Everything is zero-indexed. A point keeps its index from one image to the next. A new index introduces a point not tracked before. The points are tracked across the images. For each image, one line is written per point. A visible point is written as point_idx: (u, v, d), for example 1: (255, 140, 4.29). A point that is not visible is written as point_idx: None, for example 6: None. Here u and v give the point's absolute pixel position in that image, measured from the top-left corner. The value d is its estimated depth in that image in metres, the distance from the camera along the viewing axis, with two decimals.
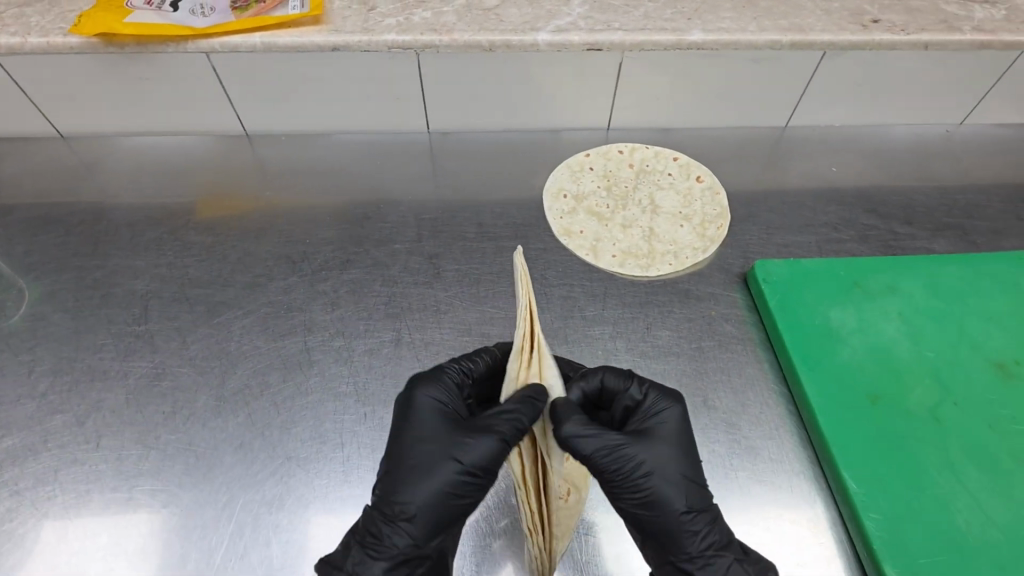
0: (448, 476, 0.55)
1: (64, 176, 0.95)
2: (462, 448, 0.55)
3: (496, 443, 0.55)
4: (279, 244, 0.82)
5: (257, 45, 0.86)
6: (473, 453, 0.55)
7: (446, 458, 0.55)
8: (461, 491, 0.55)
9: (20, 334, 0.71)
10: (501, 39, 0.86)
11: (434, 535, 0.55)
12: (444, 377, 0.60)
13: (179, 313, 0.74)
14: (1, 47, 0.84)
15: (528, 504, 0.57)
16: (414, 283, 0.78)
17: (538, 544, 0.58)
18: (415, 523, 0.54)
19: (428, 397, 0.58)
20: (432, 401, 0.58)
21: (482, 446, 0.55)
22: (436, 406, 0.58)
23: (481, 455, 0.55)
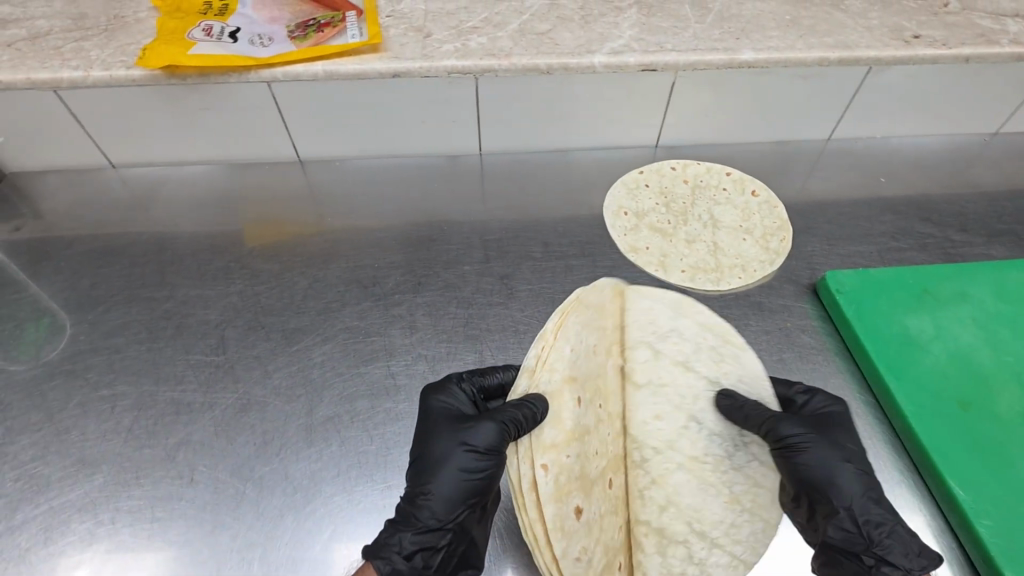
0: (456, 457, 0.60)
1: (118, 206, 0.95)
2: (474, 435, 0.60)
3: (493, 426, 0.59)
4: (348, 269, 0.82)
5: (319, 73, 0.86)
6: (478, 436, 0.59)
7: (455, 445, 0.60)
8: (467, 473, 0.59)
9: (96, 369, 0.71)
10: (559, 62, 0.87)
11: (456, 512, 0.58)
12: (454, 386, 0.65)
13: (257, 342, 0.74)
14: (62, 81, 0.83)
15: (531, 509, 0.54)
16: (490, 304, 0.79)
17: (540, 560, 0.54)
18: (435, 503, 0.58)
19: (439, 401, 0.64)
20: (443, 402, 0.64)
21: (482, 428, 0.59)
22: (444, 408, 0.63)
23: (486, 437, 0.59)
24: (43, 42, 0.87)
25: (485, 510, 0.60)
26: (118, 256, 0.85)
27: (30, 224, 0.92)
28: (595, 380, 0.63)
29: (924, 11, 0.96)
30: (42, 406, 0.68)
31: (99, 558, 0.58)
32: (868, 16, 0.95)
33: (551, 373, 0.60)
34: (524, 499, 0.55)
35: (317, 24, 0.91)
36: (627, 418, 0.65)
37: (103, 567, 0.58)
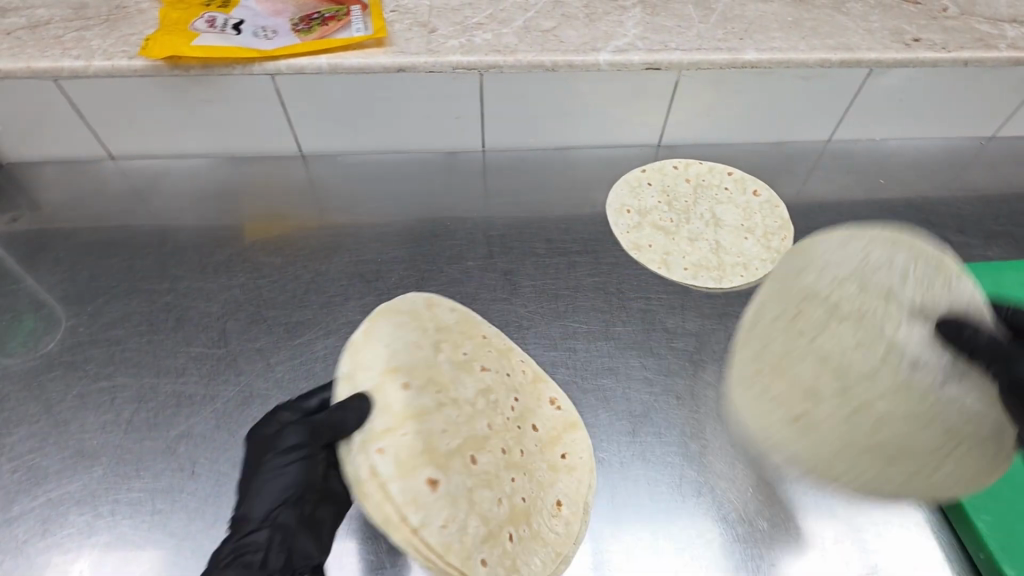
0: (270, 464, 0.57)
1: (118, 198, 0.94)
2: (293, 436, 0.57)
3: (302, 429, 0.57)
4: (351, 263, 0.82)
5: (323, 67, 0.85)
6: (283, 438, 0.58)
7: (274, 452, 0.58)
8: (280, 473, 0.57)
9: (96, 361, 0.70)
10: (564, 59, 0.88)
11: (273, 513, 0.56)
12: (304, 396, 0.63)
13: (259, 335, 0.73)
14: (64, 70, 0.82)
15: (375, 497, 0.50)
16: (493, 300, 0.79)
17: (399, 540, 0.50)
18: (256, 510, 0.56)
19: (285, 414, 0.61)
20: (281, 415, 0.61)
21: (290, 431, 0.57)
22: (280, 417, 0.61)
23: (289, 439, 0.57)
24: (44, 31, 0.86)
25: (304, 506, 0.57)
26: (118, 248, 0.85)
27: (27, 214, 0.91)
28: (426, 370, 0.59)
29: (924, 15, 0.97)
30: (41, 397, 0.67)
31: (97, 551, 0.58)
32: (869, 19, 0.96)
33: (370, 372, 0.56)
34: (372, 486, 0.50)
35: (321, 18, 0.90)
36: (495, 396, 0.63)
37: (102, 559, 0.57)
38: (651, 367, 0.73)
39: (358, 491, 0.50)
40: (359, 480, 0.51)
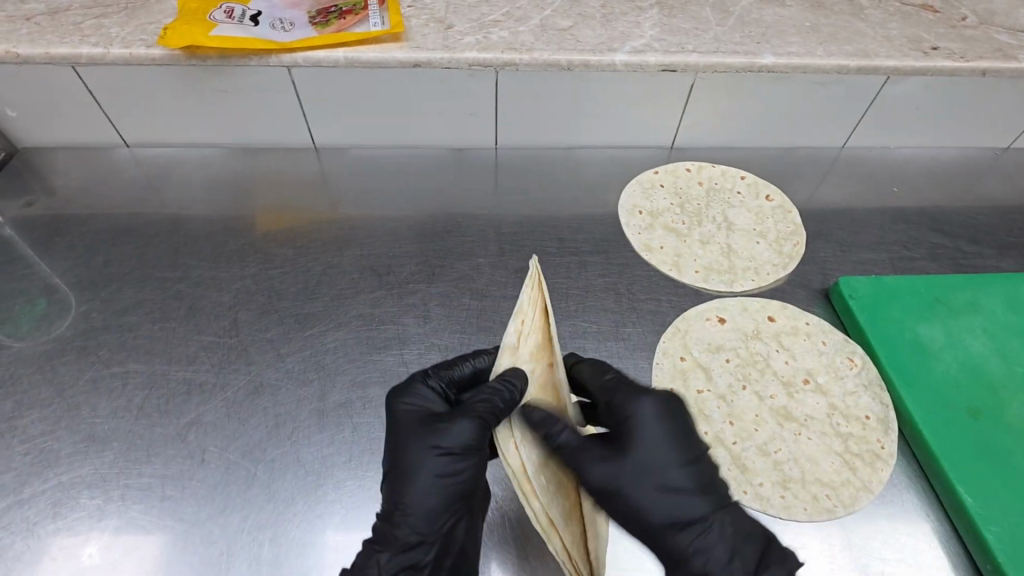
0: (431, 464, 0.57)
1: (133, 186, 0.94)
2: (441, 433, 0.57)
3: (473, 423, 0.57)
4: (362, 257, 0.82)
5: (340, 60, 0.85)
6: (448, 436, 0.57)
7: (427, 449, 0.57)
8: (442, 473, 0.57)
9: (108, 347, 0.71)
10: (580, 59, 0.88)
11: (443, 522, 0.57)
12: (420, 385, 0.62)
13: (270, 325, 0.73)
14: (82, 57, 0.83)
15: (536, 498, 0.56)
16: (503, 297, 0.79)
17: (554, 547, 0.55)
18: (416, 514, 0.56)
19: (406, 405, 0.60)
20: (408, 406, 0.60)
21: (456, 428, 0.57)
22: (409, 411, 0.60)
23: (461, 437, 0.57)
24: (64, 18, 0.86)
25: (471, 515, 0.58)
26: (131, 235, 0.85)
27: (42, 200, 0.91)
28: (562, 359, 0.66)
29: (943, 23, 0.97)
30: (54, 381, 0.68)
31: (106, 536, 0.58)
32: (887, 26, 0.96)
33: (527, 345, 0.63)
34: (532, 485, 0.57)
35: (339, 11, 0.91)
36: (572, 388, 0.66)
37: (112, 544, 0.58)
38: (665, 368, 0.71)
39: (522, 487, 0.56)
40: (519, 474, 0.57)
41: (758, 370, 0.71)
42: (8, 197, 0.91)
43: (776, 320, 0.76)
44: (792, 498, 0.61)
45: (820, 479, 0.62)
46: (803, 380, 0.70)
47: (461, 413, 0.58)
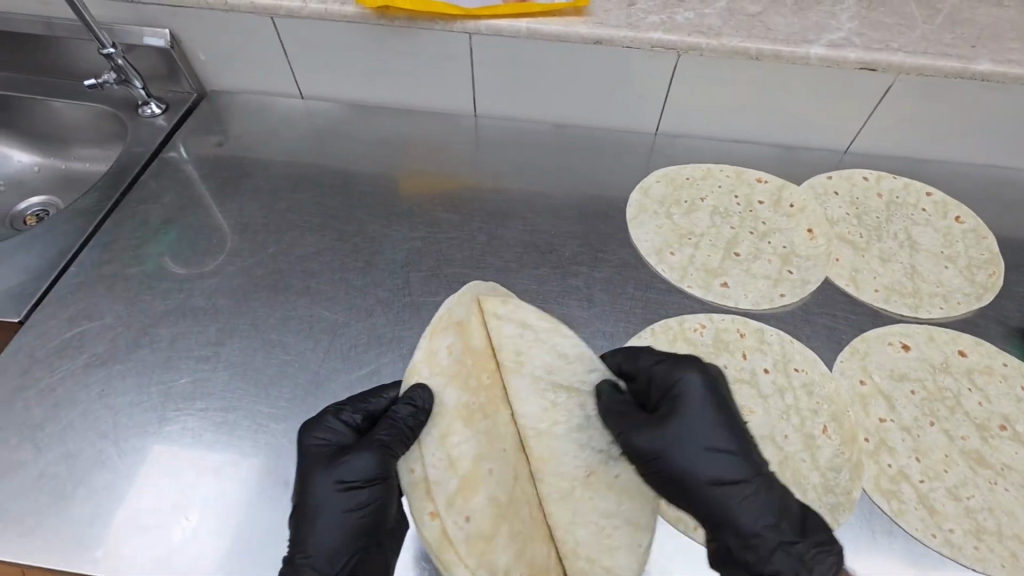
0: (333, 500, 0.56)
1: (305, 136, 0.99)
2: (355, 469, 0.57)
3: (375, 455, 0.57)
4: (525, 231, 0.83)
5: (522, 31, 0.85)
6: (349, 469, 0.57)
7: (329, 482, 0.56)
8: (348, 507, 0.56)
9: (295, 290, 0.76)
10: (772, 49, 0.82)
11: (350, 548, 0.56)
12: (329, 417, 0.61)
13: (440, 289, 0.76)
14: (280, 10, 0.87)
15: (462, 552, 0.57)
16: (667, 291, 0.77)
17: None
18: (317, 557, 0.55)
19: (314, 440, 0.59)
20: (316, 440, 0.59)
21: (357, 459, 0.57)
22: (316, 445, 0.59)
23: (361, 468, 0.57)
24: None
25: (381, 545, 0.57)
26: (312, 184, 0.90)
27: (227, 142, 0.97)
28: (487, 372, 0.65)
29: None
30: (249, 314, 0.73)
31: None
32: None
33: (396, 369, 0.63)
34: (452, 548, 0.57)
35: None
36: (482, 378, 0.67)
37: None
38: (775, 405, 0.66)
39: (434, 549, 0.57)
40: (438, 542, 0.57)
41: (946, 408, 0.66)
42: (200, 135, 0.98)
43: (966, 356, 0.70)
44: (985, 549, 0.57)
45: (1019, 535, 0.58)
46: (999, 426, 0.65)
47: (365, 445, 0.57)
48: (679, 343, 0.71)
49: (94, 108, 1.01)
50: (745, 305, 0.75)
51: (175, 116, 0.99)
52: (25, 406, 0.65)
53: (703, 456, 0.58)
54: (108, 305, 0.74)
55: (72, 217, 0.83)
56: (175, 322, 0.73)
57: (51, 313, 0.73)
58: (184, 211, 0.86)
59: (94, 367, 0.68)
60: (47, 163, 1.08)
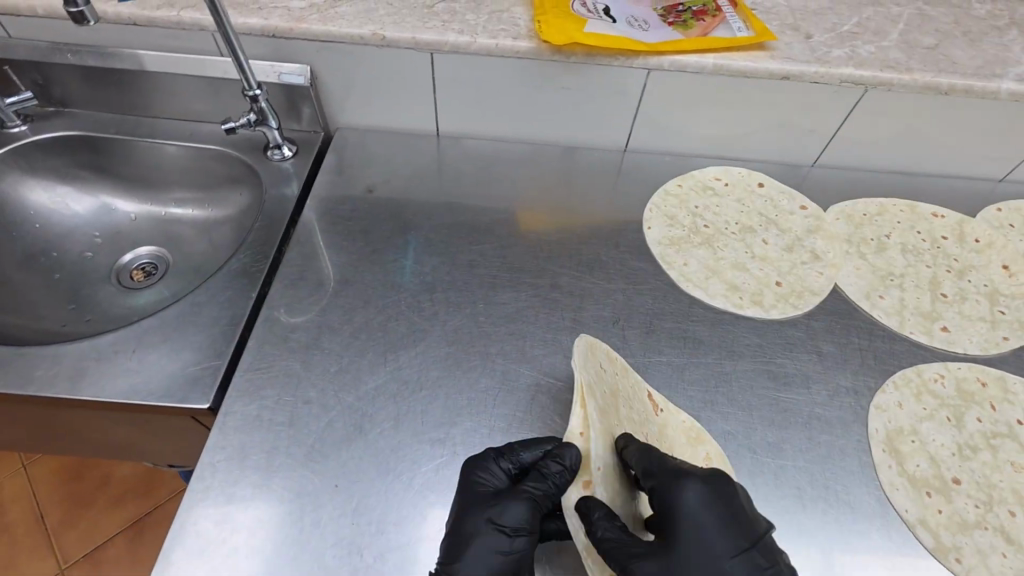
0: (490, 549, 0.53)
1: (451, 175, 0.92)
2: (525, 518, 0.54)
3: (704, 488, 0.53)
4: (726, 278, 0.79)
5: (708, 67, 0.81)
6: (504, 512, 0.54)
7: (481, 521, 0.55)
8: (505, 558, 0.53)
9: (511, 356, 0.70)
10: (964, 84, 0.81)
11: None
12: (490, 462, 0.58)
13: (662, 348, 0.71)
14: (446, 45, 0.79)
15: None
16: (892, 339, 0.74)
17: None
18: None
19: (480, 480, 0.57)
20: (478, 480, 0.57)
21: (514, 505, 0.55)
22: (479, 486, 0.57)
23: (514, 514, 0.54)
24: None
25: None
26: (482, 232, 0.84)
27: (371, 185, 0.89)
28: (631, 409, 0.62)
29: None
30: (470, 387, 0.67)
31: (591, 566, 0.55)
32: None
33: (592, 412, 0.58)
34: None
35: (691, 11, 0.84)
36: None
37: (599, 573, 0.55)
38: None
39: None
40: None
41: None
42: (340, 180, 0.89)
43: None
44: None
45: None
46: None
47: (515, 494, 0.55)
48: (925, 397, 0.69)
49: (212, 148, 0.89)
50: (975, 352, 0.73)
51: (308, 158, 0.90)
52: (257, 517, 0.58)
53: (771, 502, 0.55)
54: (310, 386, 0.66)
55: (237, 283, 0.74)
56: (390, 401, 0.66)
57: (249, 401, 0.65)
58: (356, 268, 0.78)
59: (319, 463, 0.61)
60: (146, 210, 0.95)
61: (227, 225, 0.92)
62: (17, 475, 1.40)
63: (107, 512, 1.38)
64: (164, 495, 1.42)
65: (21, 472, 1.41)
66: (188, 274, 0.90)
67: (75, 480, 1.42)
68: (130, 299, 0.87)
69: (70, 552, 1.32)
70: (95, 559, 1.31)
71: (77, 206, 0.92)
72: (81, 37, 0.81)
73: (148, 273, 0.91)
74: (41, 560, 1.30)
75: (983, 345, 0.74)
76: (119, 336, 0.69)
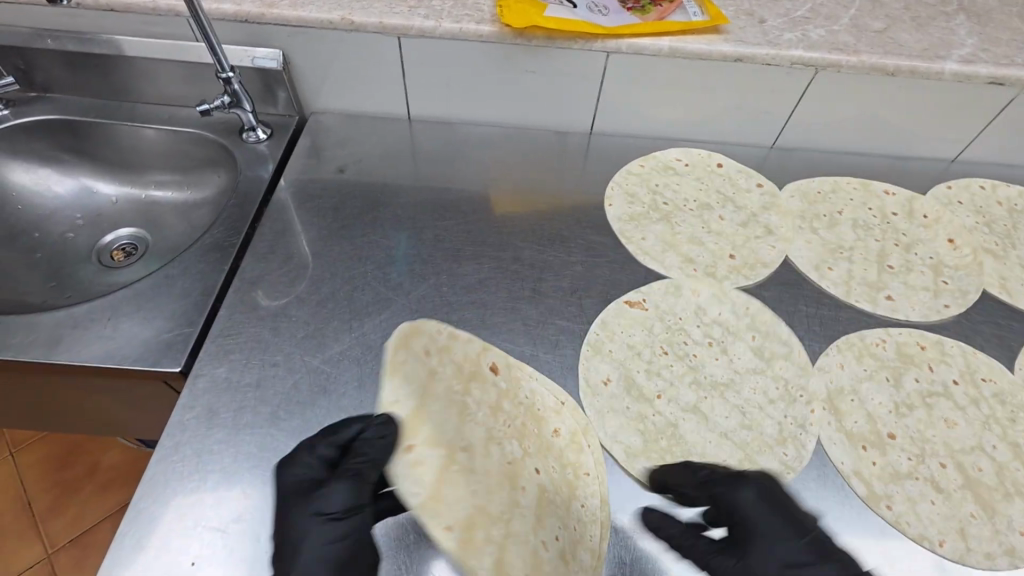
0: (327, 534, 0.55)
1: (421, 157, 0.95)
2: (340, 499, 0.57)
3: None
4: (682, 251, 0.82)
5: (664, 49, 0.84)
6: (328, 502, 0.57)
7: (312, 520, 0.56)
8: (333, 538, 0.55)
9: (472, 323, 0.73)
10: (909, 65, 0.84)
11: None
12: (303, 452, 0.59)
13: (617, 314, 0.74)
14: (412, 29, 0.83)
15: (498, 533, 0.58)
16: (838, 306, 0.77)
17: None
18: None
19: (290, 477, 0.58)
20: (293, 477, 0.58)
21: (332, 491, 0.57)
22: (298, 480, 0.58)
23: (338, 500, 0.57)
24: None
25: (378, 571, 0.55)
26: (450, 210, 0.87)
27: (344, 166, 0.92)
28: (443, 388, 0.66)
29: None
30: (431, 351, 0.70)
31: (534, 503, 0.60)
32: None
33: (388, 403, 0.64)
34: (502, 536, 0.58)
35: None
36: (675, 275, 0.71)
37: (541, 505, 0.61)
38: (974, 414, 0.68)
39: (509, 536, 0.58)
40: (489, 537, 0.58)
41: None
42: (313, 162, 0.92)
43: None
44: None
45: None
46: None
47: (335, 480, 0.58)
48: (866, 358, 0.72)
49: (189, 131, 0.93)
50: (916, 318, 0.77)
51: (283, 141, 0.93)
52: (223, 470, 0.61)
53: None
54: (277, 351, 0.69)
55: (210, 257, 0.77)
56: (354, 365, 0.69)
57: (218, 364, 0.68)
58: (325, 244, 0.81)
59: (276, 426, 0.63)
60: (127, 193, 0.98)
61: (205, 206, 0.95)
62: (6, 463, 1.43)
63: (94, 498, 1.40)
64: None
65: (10, 460, 1.43)
66: (165, 253, 0.92)
67: (64, 467, 1.44)
68: (109, 278, 0.90)
69: (59, 537, 1.34)
70: (83, 543, 1.34)
71: (59, 189, 0.95)
72: (60, 22, 0.85)
73: (128, 253, 0.94)
74: (30, 545, 1.32)
75: (924, 312, 0.77)
76: (94, 305, 0.72)
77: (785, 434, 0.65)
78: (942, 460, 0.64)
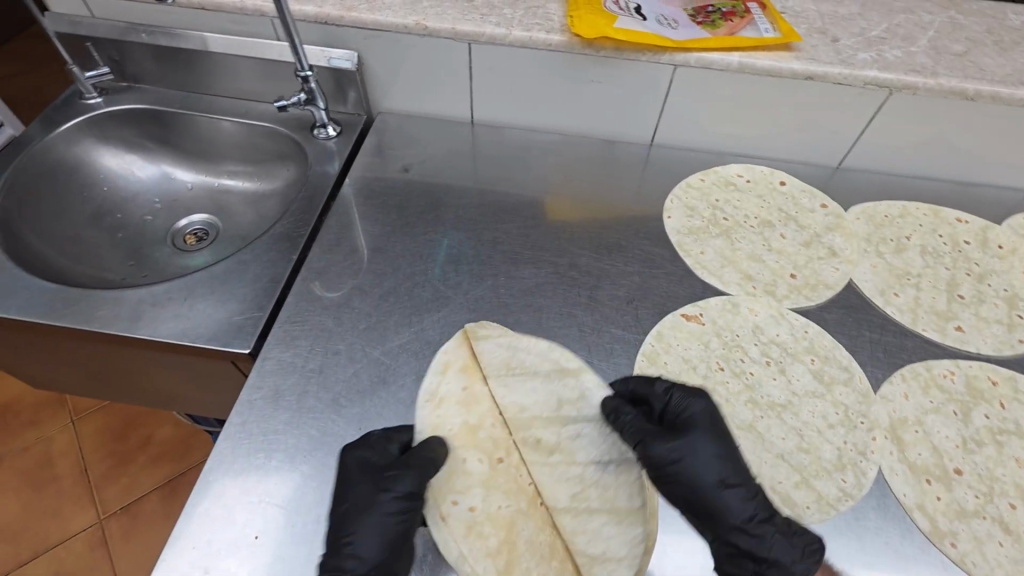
0: (378, 508, 0.57)
1: (481, 160, 0.97)
2: (631, 424, 0.62)
3: None
4: (741, 268, 0.81)
5: (733, 64, 0.84)
6: (400, 482, 0.58)
7: (375, 492, 0.58)
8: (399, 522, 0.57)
9: (528, 326, 0.74)
10: (991, 91, 0.82)
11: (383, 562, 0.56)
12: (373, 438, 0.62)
13: (674, 327, 0.74)
14: (483, 36, 0.85)
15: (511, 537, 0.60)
16: (903, 333, 0.75)
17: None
18: (364, 554, 0.55)
19: (359, 455, 0.60)
20: (359, 456, 0.60)
21: (404, 472, 0.58)
22: (360, 458, 0.60)
23: (411, 483, 0.58)
24: None
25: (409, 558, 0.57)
26: (509, 214, 0.88)
27: (408, 166, 0.95)
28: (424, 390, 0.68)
29: None
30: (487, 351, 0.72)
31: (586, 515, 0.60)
32: None
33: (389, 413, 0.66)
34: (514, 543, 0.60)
35: (719, 12, 0.88)
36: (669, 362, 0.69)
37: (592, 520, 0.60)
38: None
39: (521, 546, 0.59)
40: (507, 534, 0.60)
41: None
42: (378, 160, 0.95)
43: None
44: None
45: None
46: None
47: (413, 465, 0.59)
48: (933, 389, 0.70)
49: (265, 126, 0.97)
50: (987, 351, 0.74)
51: (351, 138, 0.97)
52: (286, 450, 0.63)
53: (713, 488, 0.58)
54: (340, 340, 0.72)
55: (280, 245, 0.81)
56: (413, 358, 0.71)
57: (286, 349, 0.71)
58: (388, 240, 0.83)
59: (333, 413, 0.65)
60: (201, 181, 1.03)
61: (274, 197, 0.99)
62: (67, 430, 1.51)
63: (144, 470, 1.47)
64: (196, 459, 1.50)
65: (70, 427, 1.52)
66: (234, 240, 0.97)
67: (118, 438, 1.51)
68: (182, 261, 0.95)
69: (110, 504, 1.41)
70: (133, 512, 1.40)
71: (141, 173, 1.01)
72: (155, 18, 0.90)
73: (200, 238, 0.99)
74: (83, 509, 1.39)
75: (996, 346, 0.74)
76: (172, 285, 0.76)
77: (845, 461, 0.63)
78: (1013, 501, 0.62)
